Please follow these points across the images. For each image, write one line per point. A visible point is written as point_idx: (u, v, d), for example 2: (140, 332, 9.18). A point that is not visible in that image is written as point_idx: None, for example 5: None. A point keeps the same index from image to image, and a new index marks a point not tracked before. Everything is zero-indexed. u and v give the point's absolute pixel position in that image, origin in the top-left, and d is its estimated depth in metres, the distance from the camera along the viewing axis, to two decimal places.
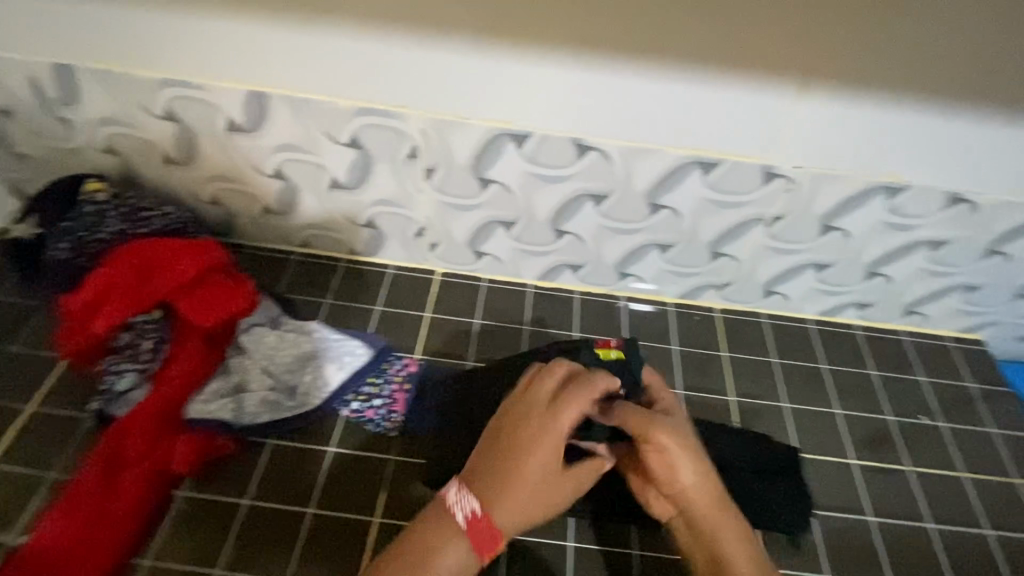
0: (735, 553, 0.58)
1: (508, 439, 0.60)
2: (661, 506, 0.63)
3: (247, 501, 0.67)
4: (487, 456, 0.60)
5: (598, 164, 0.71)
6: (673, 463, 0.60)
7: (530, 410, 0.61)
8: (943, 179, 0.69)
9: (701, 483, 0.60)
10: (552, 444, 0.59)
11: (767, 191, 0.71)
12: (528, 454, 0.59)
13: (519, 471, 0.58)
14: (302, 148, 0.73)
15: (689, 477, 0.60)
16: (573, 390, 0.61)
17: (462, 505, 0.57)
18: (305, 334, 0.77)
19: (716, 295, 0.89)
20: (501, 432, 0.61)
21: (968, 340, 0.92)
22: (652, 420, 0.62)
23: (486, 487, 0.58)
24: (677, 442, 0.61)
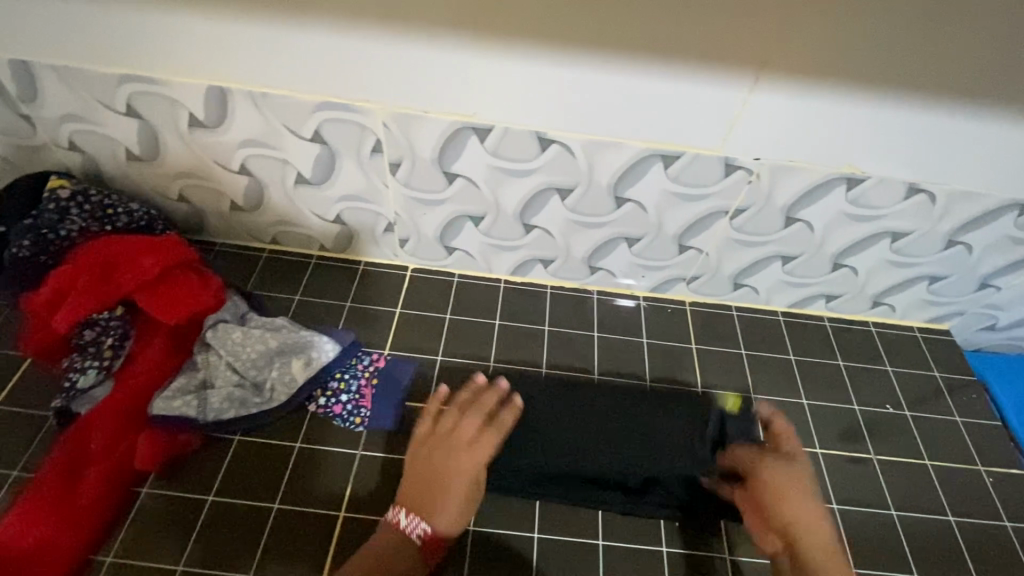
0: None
1: (441, 467, 0.66)
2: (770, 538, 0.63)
3: (212, 497, 0.67)
4: (426, 482, 0.65)
5: (562, 157, 0.71)
6: (795, 500, 0.64)
7: (456, 442, 0.68)
8: (901, 171, 0.70)
9: (814, 519, 0.62)
10: (455, 445, 0.68)
11: (728, 183, 0.72)
12: (461, 480, 0.66)
13: (454, 495, 0.65)
14: (266, 144, 0.74)
15: (806, 513, 0.62)
16: (493, 425, 0.71)
17: (416, 527, 0.62)
18: (272, 330, 0.77)
19: (686, 288, 0.90)
20: (429, 463, 0.67)
21: (934, 329, 0.94)
22: (763, 462, 0.67)
23: (432, 510, 0.63)
24: (796, 481, 0.65)
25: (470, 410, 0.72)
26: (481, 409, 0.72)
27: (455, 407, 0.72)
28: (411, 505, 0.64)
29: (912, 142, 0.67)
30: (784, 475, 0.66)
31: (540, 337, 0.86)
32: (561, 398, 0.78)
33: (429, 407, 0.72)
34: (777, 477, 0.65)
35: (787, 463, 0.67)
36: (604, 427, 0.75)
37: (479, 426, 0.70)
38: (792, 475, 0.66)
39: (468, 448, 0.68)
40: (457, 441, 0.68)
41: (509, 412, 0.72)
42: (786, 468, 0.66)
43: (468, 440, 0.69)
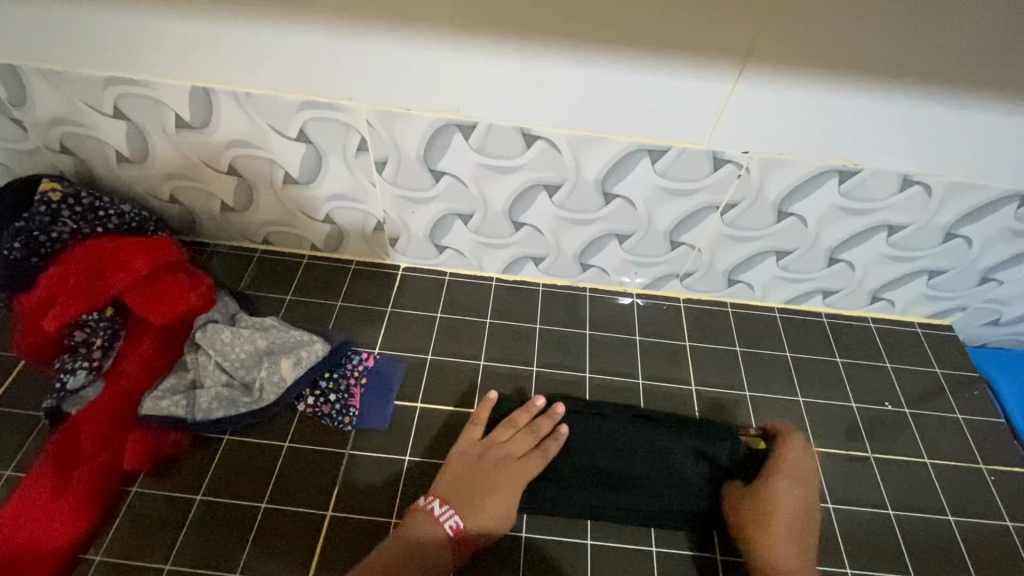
0: None
1: (485, 474, 0.66)
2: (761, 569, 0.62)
3: (200, 496, 0.67)
4: (467, 480, 0.65)
5: (547, 153, 0.70)
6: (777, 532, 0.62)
7: (505, 454, 0.68)
8: (894, 162, 0.69)
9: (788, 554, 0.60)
10: (502, 455, 0.68)
11: (717, 177, 0.71)
12: (501, 489, 0.65)
13: (493, 500, 0.64)
14: (253, 144, 0.74)
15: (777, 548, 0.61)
16: (545, 448, 0.69)
17: (449, 519, 0.62)
18: (261, 330, 0.77)
19: (680, 284, 0.89)
20: (476, 465, 0.67)
21: (936, 325, 0.92)
22: (750, 493, 0.65)
23: (468, 508, 0.63)
24: (775, 512, 0.63)
25: (524, 429, 0.71)
26: (536, 431, 0.71)
27: (510, 424, 0.71)
28: (449, 497, 0.64)
29: (905, 132, 0.66)
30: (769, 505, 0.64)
31: (531, 335, 0.85)
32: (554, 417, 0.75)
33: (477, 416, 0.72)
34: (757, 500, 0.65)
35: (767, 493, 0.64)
36: (601, 444, 0.73)
37: (528, 447, 0.69)
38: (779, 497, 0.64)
39: (512, 462, 0.67)
40: (506, 453, 0.68)
41: (559, 439, 0.70)
42: (772, 494, 0.64)
43: (513, 454, 0.68)
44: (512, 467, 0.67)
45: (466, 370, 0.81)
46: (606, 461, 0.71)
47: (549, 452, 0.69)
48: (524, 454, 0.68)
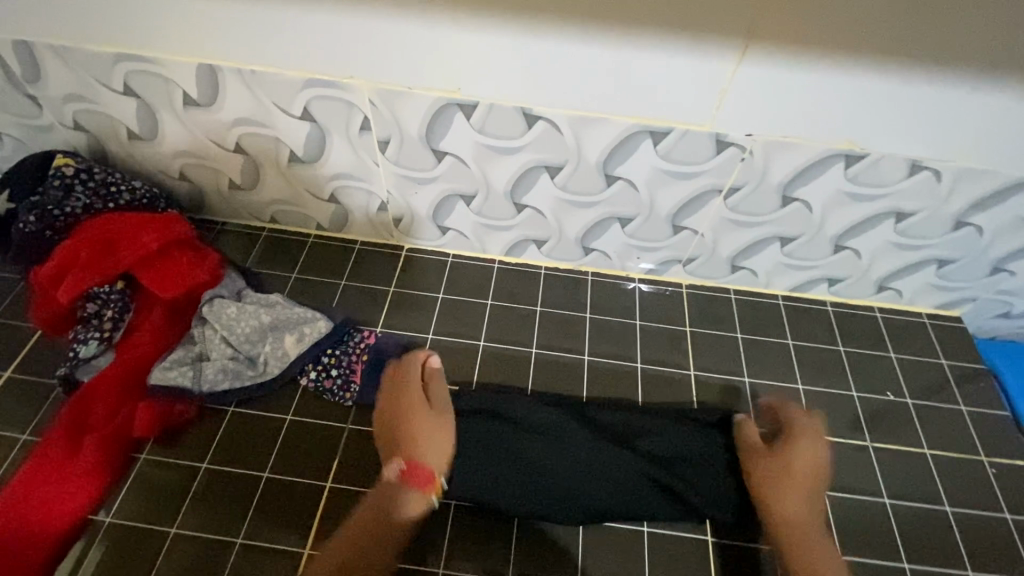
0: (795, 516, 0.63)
1: (387, 417, 0.70)
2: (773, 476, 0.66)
3: (206, 465, 0.69)
4: (390, 434, 0.69)
5: (548, 134, 0.70)
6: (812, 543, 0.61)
7: (396, 392, 0.72)
8: (902, 147, 0.67)
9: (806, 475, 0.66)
10: (392, 394, 0.72)
11: (720, 160, 0.71)
12: (422, 419, 0.69)
13: (424, 436, 0.68)
14: (258, 123, 0.75)
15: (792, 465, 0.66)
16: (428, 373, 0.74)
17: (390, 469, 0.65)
18: (266, 305, 0.79)
19: (682, 270, 0.89)
20: (386, 418, 0.70)
21: (944, 316, 0.90)
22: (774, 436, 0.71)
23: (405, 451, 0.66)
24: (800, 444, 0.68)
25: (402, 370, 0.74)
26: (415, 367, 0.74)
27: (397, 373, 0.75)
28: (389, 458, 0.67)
29: (914, 114, 0.64)
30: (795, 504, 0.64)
31: (530, 317, 0.86)
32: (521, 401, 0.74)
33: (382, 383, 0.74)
34: (775, 481, 0.65)
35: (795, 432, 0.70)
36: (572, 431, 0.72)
37: (417, 370, 0.74)
38: (801, 496, 0.64)
39: (402, 396, 0.71)
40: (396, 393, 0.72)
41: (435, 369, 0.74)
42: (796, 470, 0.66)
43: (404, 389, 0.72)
44: (404, 397, 0.71)
45: (467, 350, 0.82)
46: (576, 450, 0.70)
47: (421, 367, 0.74)
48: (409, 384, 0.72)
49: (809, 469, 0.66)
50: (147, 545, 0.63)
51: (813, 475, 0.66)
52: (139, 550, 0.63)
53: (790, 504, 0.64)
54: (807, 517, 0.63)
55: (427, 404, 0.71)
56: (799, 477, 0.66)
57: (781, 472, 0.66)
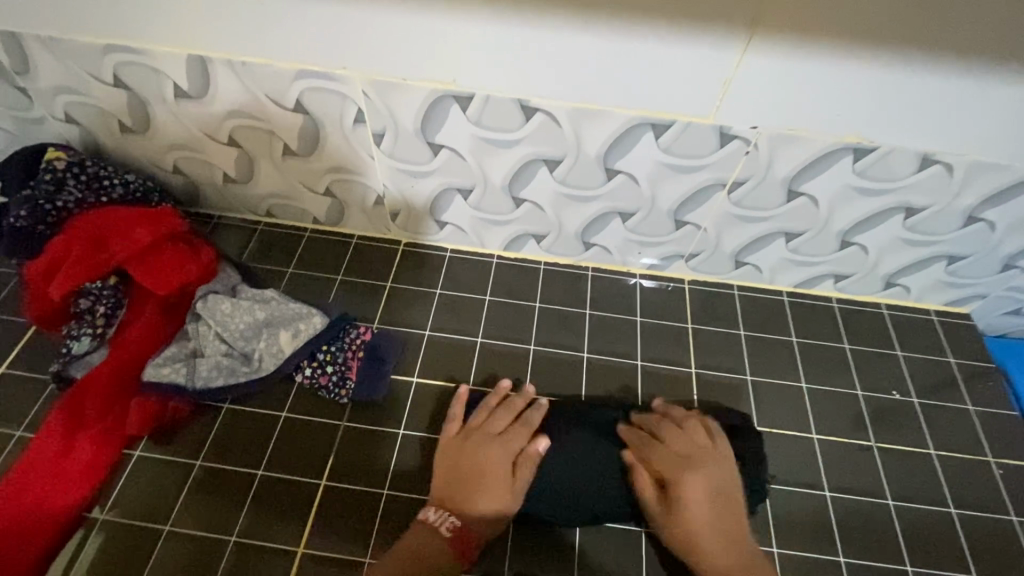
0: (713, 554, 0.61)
1: (470, 461, 0.66)
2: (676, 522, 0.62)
3: (200, 462, 0.69)
4: (458, 480, 0.65)
5: (546, 127, 0.68)
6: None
7: (487, 436, 0.68)
8: (914, 140, 0.65)
9: (704, 510, 0.63)
10: (484, 436, 0.68)
11: (724, 153, 0.69)
12: (500, 489, 0.64)
13: (492, 505, 0.63)
14: (251, 115, 0.73)
15: (687, 502, 0.63)
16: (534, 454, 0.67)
17: (445, 521, 0.62)
18: (260, 301, 0.78)
19: (685, 265, 0.87)
20: (467, 460, 0.66)
21: (953, 313, 0.88)
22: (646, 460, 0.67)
23: (470, 509, 0.63)
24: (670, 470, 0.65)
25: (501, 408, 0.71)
26: (510, 410, 0.71)
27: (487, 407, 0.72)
28: (446, 502, 0.64)
29: (927, 106, 0.62)
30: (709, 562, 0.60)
31: (529, 313, 0.84)
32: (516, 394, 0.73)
33: (452, 415, 0.71)
34: (688, 526, 0.62)
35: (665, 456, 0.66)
36: (567, 425, 0.71)
37: (509, 427, 0.69)
38: (714, 546, 0.61)
39: (495, 445, 0.67)
40: (489, 434, 0.68)
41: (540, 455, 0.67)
42: (691, 505, 0.63)
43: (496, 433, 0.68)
44: (494, 446, 0.67)
45: (464, 347, 0.80)
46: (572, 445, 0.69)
47: (539, 418, 0.70)
48: (500, 432, 0.68)
49: (700, 496, 0.63)
50: (141, 542, 0.63)
51: (710, 510, 0.63)
52: (134, 548, 0.63)
53: (709, 560, 0.60)
54: (732, 569, 0.59)
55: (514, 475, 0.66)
56: (699, 527, 0.62)
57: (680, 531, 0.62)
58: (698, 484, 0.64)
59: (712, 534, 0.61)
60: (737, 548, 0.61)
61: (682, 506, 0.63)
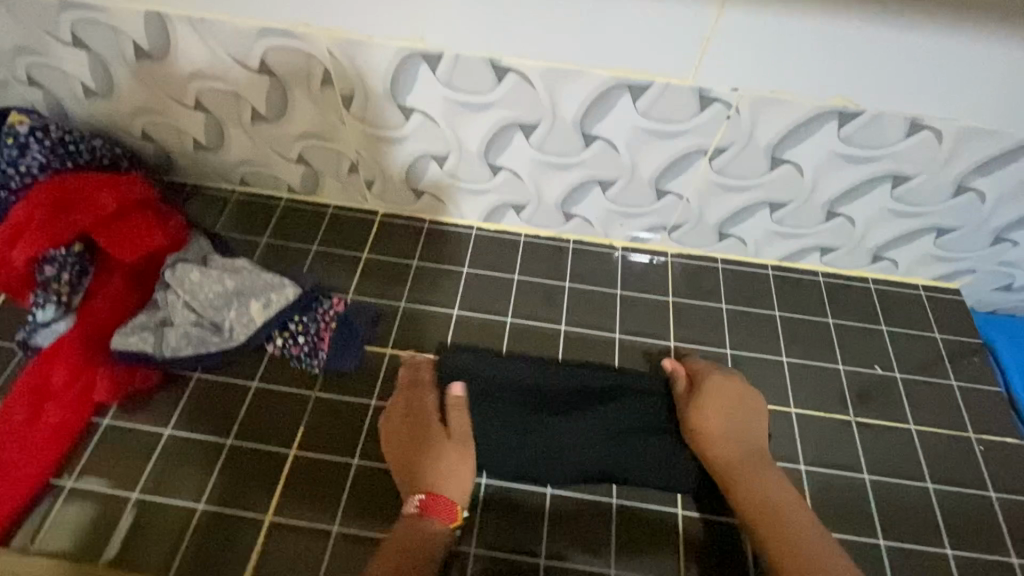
0: (718, 450, 0.66)
1: (400, 444, 0.66)
2: (698, 418, 0.68)
3: (169, 431, 0.68)
4: (408, 463, 0.65)
5: (519, 88, 0.66)
6: (749, 480, 0.63)
7: (397, 418, 0.68)
8: (900, 103, 0.62)
9: (724, 417, 0.68)
10: (395, 421, 0.68)
11: (704, 118, 0.66)
12: (447, 446, 0.66)
13: (450, 466, 0.64)
14: (215, 76, 0.71)
15: (712, 408, 0.68)
16: (451, 399, 0.69)
17: (415, 502, 0.61)
18: (231, 271, 0.76)
19: (668, 238, 0.85)
20: (398, 444, 0.66)
21: (942, 288, 0.86)
22: (689, 374, 0.72)
23: (430, 477, 0.63)
24: (711, 388, 0.70)
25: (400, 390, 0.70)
26: (405, 385, 0.71)
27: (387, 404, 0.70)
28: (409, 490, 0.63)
29: (909, 66, 0.59)
30: (716, 448, 0.66)
31: (508, 285, 0.83)
32: (475, 361, 0.74)
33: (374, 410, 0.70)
34: (709, 423, 0.67)
35: (705, 375, 0.72)
36: (531, 391, 0.72)
37: (416, 398, 0.70)
38: (723, 444, 0.66)
39: (406, 420, 0.68)
40: (397, 417, 0.68)
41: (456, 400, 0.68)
42: (715, 412, 0.68)
43: (405, 411, 0.69)
44: (410, 419, 0.68)
45: (440, 319, 0.79)
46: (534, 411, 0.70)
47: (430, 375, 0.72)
48: (409, 406, 0.69)
49: (723, 409, 0.68)
50: (109, 508, 0.63)
51: (728, 419, 0.68)
52: (101, 514, 0.63)
53: (713, 449, 0.66)
54: (732, 462, 0.65)
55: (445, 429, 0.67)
56: (715, 427, 0.67)
57: (695, 421, 0.68)
58: (723, 395, 0.70)
59: (726, 439, 0.66)
60: (741, 450, 0.66)
61: (707, 408, 0.68)
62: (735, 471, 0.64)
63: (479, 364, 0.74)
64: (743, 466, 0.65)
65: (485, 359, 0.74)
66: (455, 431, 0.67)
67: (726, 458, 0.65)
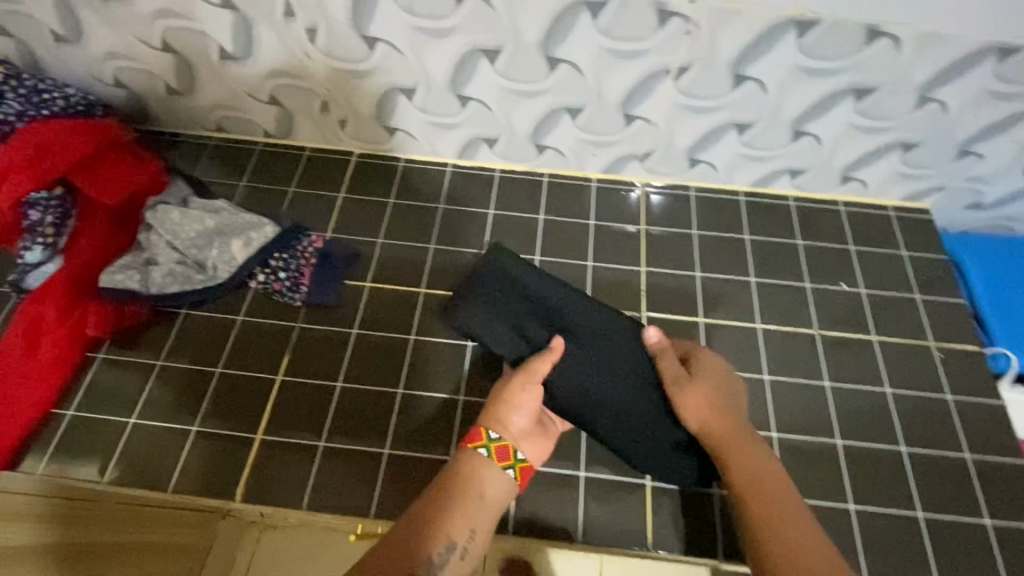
0: (714, 423, 0.61)
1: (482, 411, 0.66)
2: (691, 392, 0.63)
3: (161, 362, 0.72)
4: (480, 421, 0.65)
5: (479, 11, 0.67)
6: (747, 453, 0.59)
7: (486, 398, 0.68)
8: (851, 10, 0.63)
9: (715, 392, 0.63)
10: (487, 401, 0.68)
11: (663, 35, 0.67)
12: (512, 383, 0.62)
13: (500, 405, 0.62)
14: (181, 15, 0.72)
15: (704, 382, 0.64)
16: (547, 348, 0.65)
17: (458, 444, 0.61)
18: (211, 212, 0.79)
19: (640, 167, 0.85)
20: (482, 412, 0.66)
21: (913, 209, 0.86)
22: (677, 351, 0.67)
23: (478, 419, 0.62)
24: (702, 364, 0.65)
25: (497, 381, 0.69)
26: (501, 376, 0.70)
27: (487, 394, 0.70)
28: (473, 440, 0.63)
29: None
30: (710, 420, 0.62)
31: (483, 220, 0.84)
32: (519, 269, 0.70)
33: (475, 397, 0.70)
34: (701, 396, 0.63)
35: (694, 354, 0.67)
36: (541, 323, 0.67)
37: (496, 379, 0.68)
38: (717, 417, 0.62)
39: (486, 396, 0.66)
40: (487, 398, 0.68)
41: (554, 349, 0.64)
42: (707, 386, 0.64)
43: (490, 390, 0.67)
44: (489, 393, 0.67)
45: (417, 252, 0.81)
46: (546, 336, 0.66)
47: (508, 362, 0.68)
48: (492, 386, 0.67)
49: (715, 382, 0.64)
50: (108, 433, 0.67)
51: (719, 392, 0.64)
52: (101, 438, 0.67)
53: (707, 422, 0.61)
54: (726, 435, 0.61)
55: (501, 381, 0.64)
56: (707, 400, 0.63)
57: (685, 397, 0.63)
58: (713, 369, 0.65)
59: (721, 413, 0.62)
60: (735, 423, 0.62)
61: (699, 382, 0.64)
62: (729, 444, 0.60)
63: (523, 272, 0.69)
64: (741, 439, 0.60)
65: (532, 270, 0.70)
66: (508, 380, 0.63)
67: (722, 430, 0.61)
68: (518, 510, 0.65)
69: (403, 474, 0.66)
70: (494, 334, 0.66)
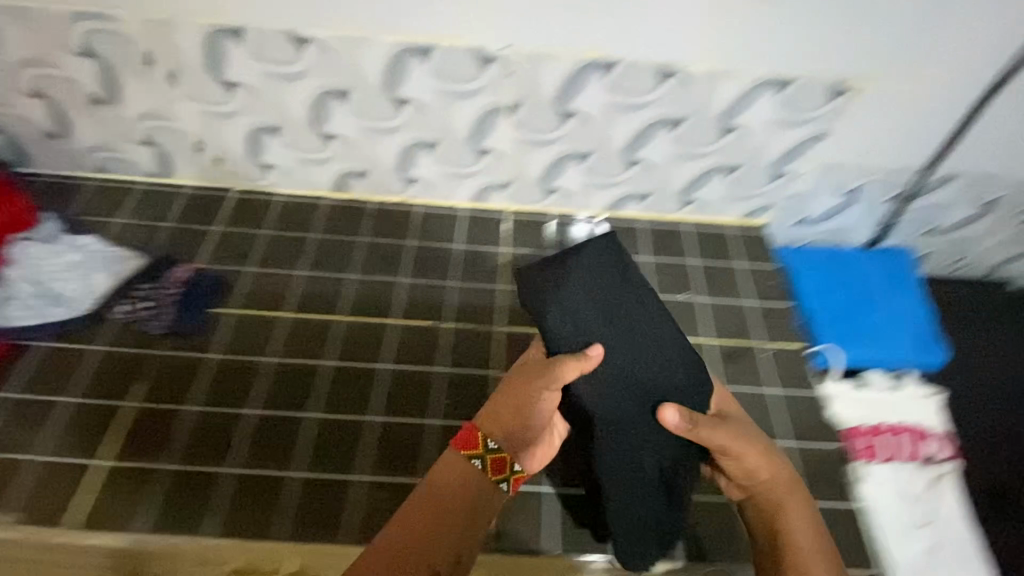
0: (773, 480, 0.60)
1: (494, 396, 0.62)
2: (749, 452, 0.59)
3: (6, 393, 0.72)
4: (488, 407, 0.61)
5: (322, 57, 0.75)
6: (798, 512, 0.59)
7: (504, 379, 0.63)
8: (640, 53, 0.74)
9: (767, 448, 0.61)
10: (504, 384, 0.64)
11: (486, 76, 0.76)
12: (530, 388, 0.57)
13: (507, 413, 0.58)
14: (48, 64, 0.78)
15: (755, 439, 0.60)
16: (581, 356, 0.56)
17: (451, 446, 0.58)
18: (78, 249, 0.83)
19: (501, 196, 0.91)
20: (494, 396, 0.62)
21: (751, 228, 0.95)
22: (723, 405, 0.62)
23: (484, 414, 0.59)
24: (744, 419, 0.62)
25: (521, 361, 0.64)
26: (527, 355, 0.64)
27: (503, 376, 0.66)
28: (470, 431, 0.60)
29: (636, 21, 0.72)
30: (764, 478, 0.60)
31: (353, 247, 0.88)
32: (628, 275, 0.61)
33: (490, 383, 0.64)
34: (754, 457, 0.59)
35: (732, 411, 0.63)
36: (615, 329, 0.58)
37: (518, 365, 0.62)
38: (769, 476, 0.60)
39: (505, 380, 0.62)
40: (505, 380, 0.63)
41: (585, 362, 0.56)
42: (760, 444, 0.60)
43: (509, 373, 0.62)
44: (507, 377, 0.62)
45: (285, 279, 0.84)
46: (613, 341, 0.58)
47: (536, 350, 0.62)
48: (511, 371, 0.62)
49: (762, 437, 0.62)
50: None
51: (770, 448, 0.61)
52: None
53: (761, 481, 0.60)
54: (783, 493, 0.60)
55: (519, 380, 0.58)
56: (758, 461, 0.59)
57: (737, 456, 0.59)
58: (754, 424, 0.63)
59: (772, 470, 0.60)
60: (788, 479, 0.60)
61: (752, 441, 0.60)
62: (783, 503, 0.59)
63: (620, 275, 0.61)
64: (794, 495, 0.60)
65: (633, 281, 0.61)
66: (528, 385, 0.57)
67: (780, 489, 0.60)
68: (349, 521, 0.65)
69: (239, 493, 0.66)
70: (574, 323, 0.58)
